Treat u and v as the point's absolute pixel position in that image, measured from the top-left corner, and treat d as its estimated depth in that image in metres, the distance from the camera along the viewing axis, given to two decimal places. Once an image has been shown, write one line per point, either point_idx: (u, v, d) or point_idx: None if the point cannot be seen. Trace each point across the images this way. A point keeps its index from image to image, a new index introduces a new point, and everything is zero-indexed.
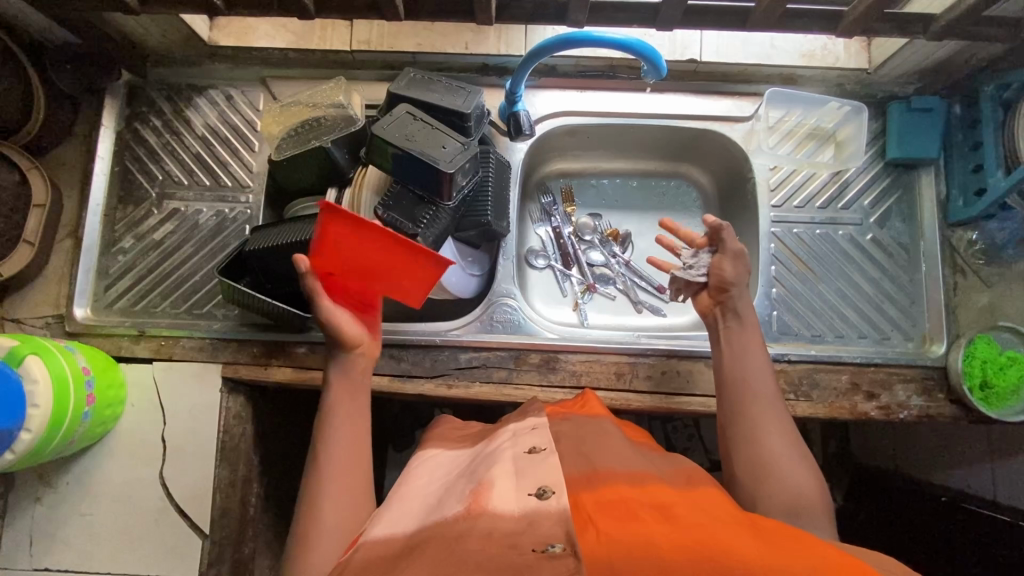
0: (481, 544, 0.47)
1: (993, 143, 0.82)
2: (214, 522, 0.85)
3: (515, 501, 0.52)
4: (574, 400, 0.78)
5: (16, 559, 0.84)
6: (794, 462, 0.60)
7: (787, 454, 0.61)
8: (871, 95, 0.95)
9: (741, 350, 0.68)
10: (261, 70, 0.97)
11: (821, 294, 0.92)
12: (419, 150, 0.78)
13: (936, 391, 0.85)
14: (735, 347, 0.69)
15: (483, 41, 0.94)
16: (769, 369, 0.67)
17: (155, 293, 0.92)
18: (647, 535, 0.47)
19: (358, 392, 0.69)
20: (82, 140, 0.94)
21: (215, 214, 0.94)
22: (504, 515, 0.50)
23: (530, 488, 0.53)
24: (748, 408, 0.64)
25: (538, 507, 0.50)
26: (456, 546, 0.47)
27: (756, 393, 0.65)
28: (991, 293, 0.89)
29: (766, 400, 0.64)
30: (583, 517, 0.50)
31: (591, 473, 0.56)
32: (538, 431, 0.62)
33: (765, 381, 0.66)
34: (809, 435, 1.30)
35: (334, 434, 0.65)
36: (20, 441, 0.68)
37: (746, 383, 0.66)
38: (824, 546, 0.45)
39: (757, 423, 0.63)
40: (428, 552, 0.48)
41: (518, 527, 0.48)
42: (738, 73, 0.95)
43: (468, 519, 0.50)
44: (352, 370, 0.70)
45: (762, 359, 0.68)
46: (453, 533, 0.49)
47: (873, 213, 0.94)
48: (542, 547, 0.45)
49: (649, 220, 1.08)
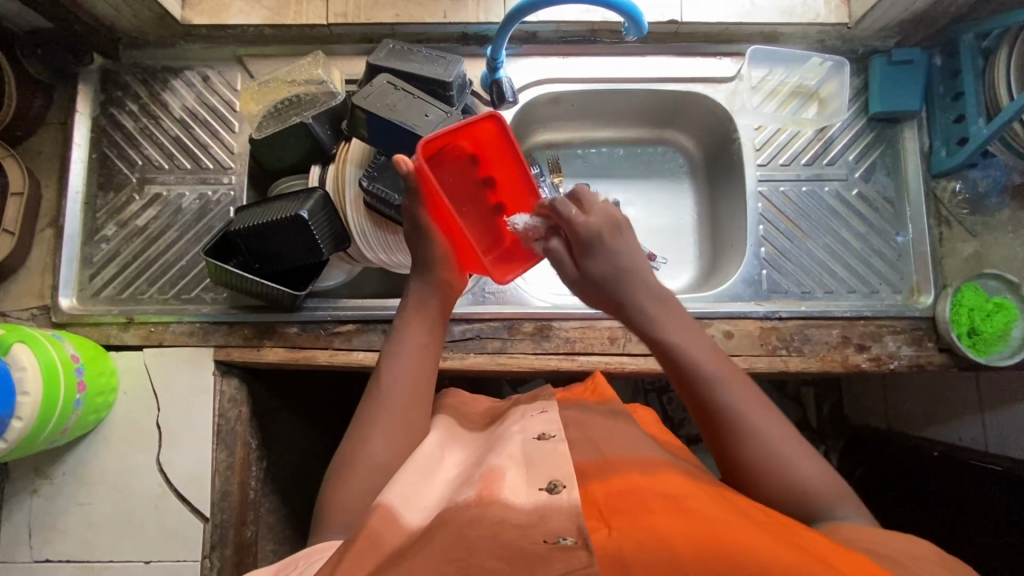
0: (485, 528, 0.47)
1: (972, 93, 0.84)
2: (214, 506, 0.85)
3: (525, 495, 0.51)
4: (583, 387, 0.78)
5: (16, 552, 0.83)
6: (792, 461, 0.58)
7: (786, 474, 0.57)
8: (852, 51, 0.95)
9: (696, 370, 0.62)
10: (237, 49, 0.95)
11: (809, 251, 0.92)
12: (401, 120, 0.77)
13: (926, 340, 0.87)
14: (692, 370, 0.62)
15: (461, 9, 0.92)
16: (738, 386, 0.61)
17: (141, 279, 0.91)
18: (660, 527, 0.47)
19: (431, 326, 0.70)
20: (58, 127, 0.93)
21: (197, 197, 0.93)
22: (515, 507, 0.49)
23: (540, 483, 0.52)
24: (722, 434, 0.60)
25: (549, 501, 0.49)
26: (463, 528, 0.47)
27: (737, 420, 0.59)
28: (976, 242, 0.90)
29: (739, 417, 0.59)
30: (594, 510, 0.50)
31: (603, 462, 0.58)
32: (547, 416, 0.64)
33: (743, 402, 0.60)
34: (803, 398, 1.33)
35: (396, 367, 0.66)
36: (12, 429, 0.68)
37: (715, 410, 0.60)
38: (832, 547, 0.45)
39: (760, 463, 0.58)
40: (434, 532, 0.47)
41: (529, 520, 0.47)
42: (720, 34, 0.94)
43: (479, 504, 0.50)
44: (432, 299, 0.71)
45: (726, 375, 0.62)
46: (457, 515, 0.49)
47: (858, 168, 0.94)
48: (553, 538, 0.45)
49: (637, 187, 1.08)
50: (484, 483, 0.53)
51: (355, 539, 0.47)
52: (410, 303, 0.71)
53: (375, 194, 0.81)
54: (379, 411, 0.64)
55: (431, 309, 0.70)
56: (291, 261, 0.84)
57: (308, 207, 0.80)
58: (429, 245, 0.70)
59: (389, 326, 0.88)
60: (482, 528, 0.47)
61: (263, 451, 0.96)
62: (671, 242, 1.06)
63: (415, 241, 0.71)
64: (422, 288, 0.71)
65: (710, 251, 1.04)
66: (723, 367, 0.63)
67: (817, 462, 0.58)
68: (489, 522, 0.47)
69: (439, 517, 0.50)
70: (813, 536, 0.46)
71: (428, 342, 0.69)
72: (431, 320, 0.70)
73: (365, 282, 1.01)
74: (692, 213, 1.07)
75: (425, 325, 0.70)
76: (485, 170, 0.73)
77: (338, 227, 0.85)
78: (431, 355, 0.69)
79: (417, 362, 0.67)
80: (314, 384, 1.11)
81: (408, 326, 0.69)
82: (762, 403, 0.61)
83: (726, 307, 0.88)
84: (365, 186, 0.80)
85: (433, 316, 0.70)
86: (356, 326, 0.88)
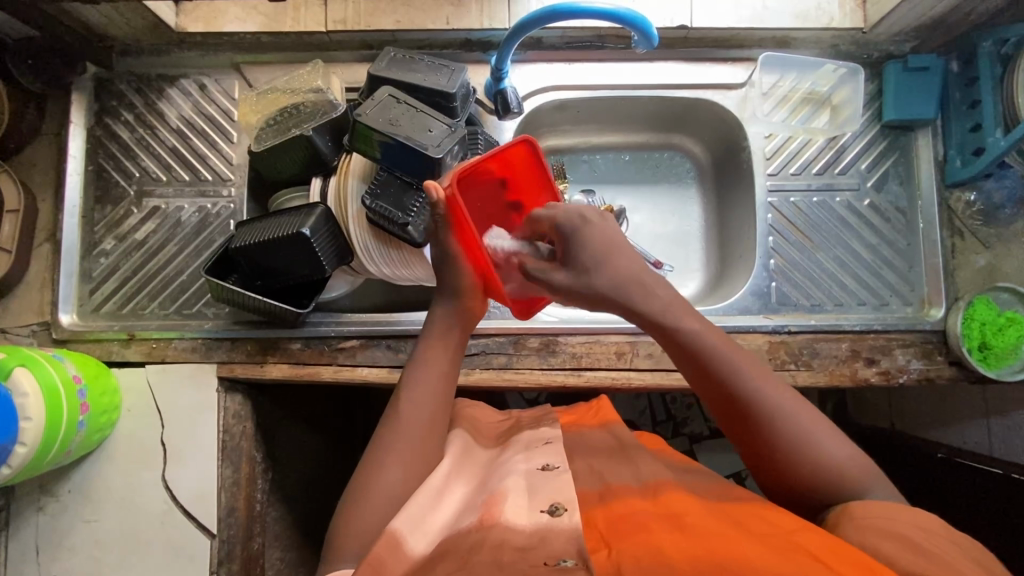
0: (492, 554, 0.47)
1: (990, 102, 0.82)
2: (221, 522, 0.85)
3: (527, 516, 0.51)
4: (586, 407, 0.82)
5: (24, 569, 0.84)
6: (829, 442, 0.56)
7: (836, 461, 0.55)
8: (866, 56, 0.93)
9: (713, 357, 0.58)
10: (233, 56, 0.93)
11: (819, 263, 0.90)
12: (404, 136, 0.75)
13: (935, 354, 0.86)
14: (711, 359, 0.58)
15: (464, 15, 0.89)
16: (761, 372, 0.59)
17: (142, 294, 0.90)
18: (656, 543, 0.47)
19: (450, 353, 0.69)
20: (52, 138, 0.91)
21: (197, 210, 0.91)
22: (516, 528, 0.50)
23: (542, 505, 0.53)
24: (750, 418, 0.57)
25: (550, 524, 0.50)
26: (465, 555, 0.47)
27: (771, 408, 0.56)
28: (989, 254, 0.89)
29: (771, 403, 0.56)
30: (596, 535, 0.51)
31: (605, 490, 0.59)
32: (549, 447, 0.63)
33: (770, 392, 0.57)
34: (806, 399, 1.33)
35: (415, 396, 0.65)
36: (15, 454, 0.67)
37: (745, 401, 0.57)
38: (831, 546, 0.44)
39: (809, 450, 0.55)
40: (432, 561, 0.47)
41: (530, 542, 0.48)
42: (730, 39, 0.91)
43: (480, 529, 0.51)
44: (455, 325, 0.70)
45: (748, 361, 0.59)
46: (465, 543, 0.49)
47: (870, 177, 0.92)
48: (553, 561, 0.45)
49: (644, 195, 1.06)
50: (486, 507, 0.54)
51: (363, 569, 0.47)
52: (432, 329, 0.70)
53: (378, 212, 0.79)
54: (392, 438, 0.62)
55: (454, 335, 0.69)
56: (291, 277, 0.83)
57: (310, 223, 0.78)
58: (452, 271, 0.69)
59: (394, 342, 0.87)
60: (486, 555, 0.47)
61: (268, 462, 0.96)
62: (676, 250, 1.04)
63: (442, 268, 0.70)
64: (445, 314, 0.70)
65: (716, 261, 1.02)
66: (740, 352, 0.59)
67: (853, 452, 0.56)
68: (488, 547, 0.48)
69: (445, 546, 0.49)
70: (829, 540, 0.45)
71: (449, 372, 0.68)
72: (452, 354, 0.69)
73: (368, 292, 1.00)
74: (698, 220, 1.05)
75: (445, 351, 0.68)
76: (514, 195, 0.72)
77: (340, 242, 0.84)
78: (450, 383, 0.68)
79: (435, 389, 0.66)
80: (317, 392, 1.10)
81: (427, 355, 0.68)
82: (785, 387, 0.59)
83: (736, 321, 0.87)
84: (369, 205, 0.79)
85: (450, 345, 0.69)
86: (360, 342, 0.87)
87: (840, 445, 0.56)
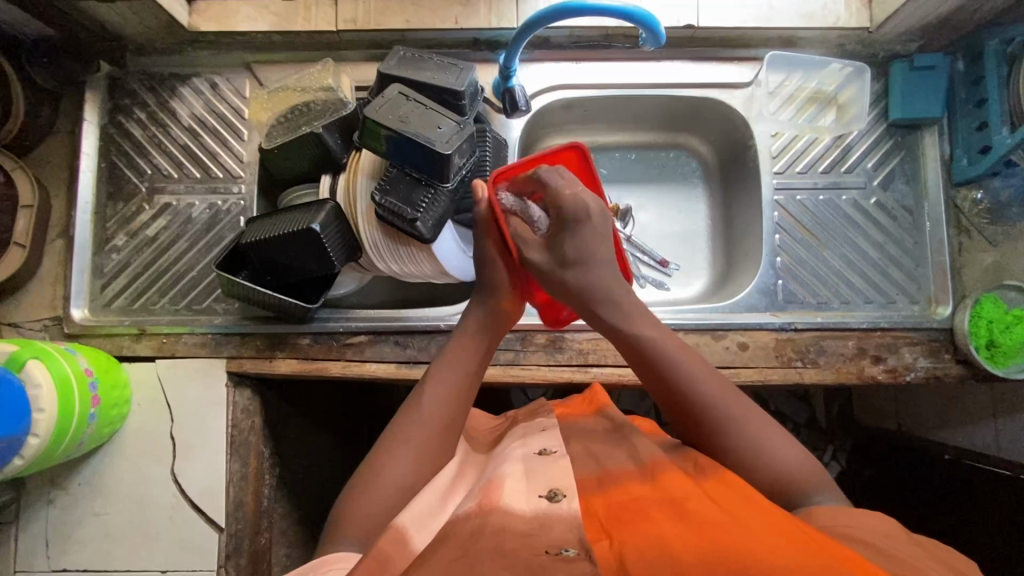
0: (495, 541, 0.47)
1: (996, 100, 0.82)
2: (229, 515, 0.85)
3: (525, 501, 0.52)
4: (579, 398, 0.80)
5: (34, 562, 0.84)
6: (779, 451, 0.58)
7: (781, 469, 0.57)
8: (873, 55, 0.93)
9: (667, 364, 0.62)
10: (245, 55, 0.94)
11: (826, 261, 0.91)
12: (414, 132, 0.76)
13: (943, 352, 0.86)
14: (665, 367, 0.62)
15: (473, 15, 0.90)
16: (715, 380, 0.62)
17: (153, 290, 0.91)
18: (657, 532, 0.47)
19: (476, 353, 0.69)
20: (65, 135, 0.92)
21: (208, 207, 0.92)
22: (516, 514, 0.50)
23: (541, 489, 0.53)
24: (700, 424, 0.61)
25: (549, 510, 0.50)
26: (468, 540, 0.47)
27: (719, 414, 0.60)
28: (996, 252, 0.89)
29: (719, 409, 0.60)
30: (596, 524, 0.51)
31: (601, 474, 0.59)
32: (546, 432, 0.64)
33: (720, 399, 0.61)
34: (813, 400, 1.33)
35: (438, 390, 0.65)
36: (28, 445, 0.68)
37: (694, 405, 0.61)
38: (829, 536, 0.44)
39: (756, 456, 0.58)
40: (436, 547, 0.47)
41: (530, 529, 0.48)
42: (736, 38, 0.92)
43: (479, 514, 0.51)
44: (488, 327, 0.71)
45: (702, 370, 0.62)
46: (467, 531, 0.49)
47: (877, 175, 0.92)
48: (554, 549, 0.45)
49: (650, 194, 1.07)
50: (487, 494, 0.54)
51: (367, 559, 0.47)
52: (464, 330, 0.70)
53: (388, 208, 0.80)
54: (410, 429, 0.63)
55: (486, 337, 0.70)
56: (300, 273, 0.84)
57: (320, 219, 0.79)
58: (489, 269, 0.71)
59: (402, 338, 0.88)
60: (489, 541, 0.47)
61: (276, 458, 0.96)
62: (683, 249, 1.05)
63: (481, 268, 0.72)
64: (479, 316, 0.71)
65: (723, 259, 1.03)
66: (697, 362, 0.63)
67: (809, 463, 0.58)
68: (490, 533, 0.48)
69: (447, 532, 0.50)
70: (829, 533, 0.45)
71: (475, 372, 0.68)
72: (479, 353, 0.69)
73: (376, 290, 1.00)
74: (705, 219, 1.06)
75: (472, 351, 0.69)
76: None
77: (350, 238, 0.84)
78: (474, 383, 0.68)
79: (459, 386, 0.66)
80: (325, 389, 1.11)
81: (456, 351, 0.69)
82: (740, 396, 0.62)
83: (741, 318, 0.87)
84: (378, 200, 0.80)
85: (480, 345, 0.70)
86: (368, 337, 0.88)
87: (791, 453, 0.58)
